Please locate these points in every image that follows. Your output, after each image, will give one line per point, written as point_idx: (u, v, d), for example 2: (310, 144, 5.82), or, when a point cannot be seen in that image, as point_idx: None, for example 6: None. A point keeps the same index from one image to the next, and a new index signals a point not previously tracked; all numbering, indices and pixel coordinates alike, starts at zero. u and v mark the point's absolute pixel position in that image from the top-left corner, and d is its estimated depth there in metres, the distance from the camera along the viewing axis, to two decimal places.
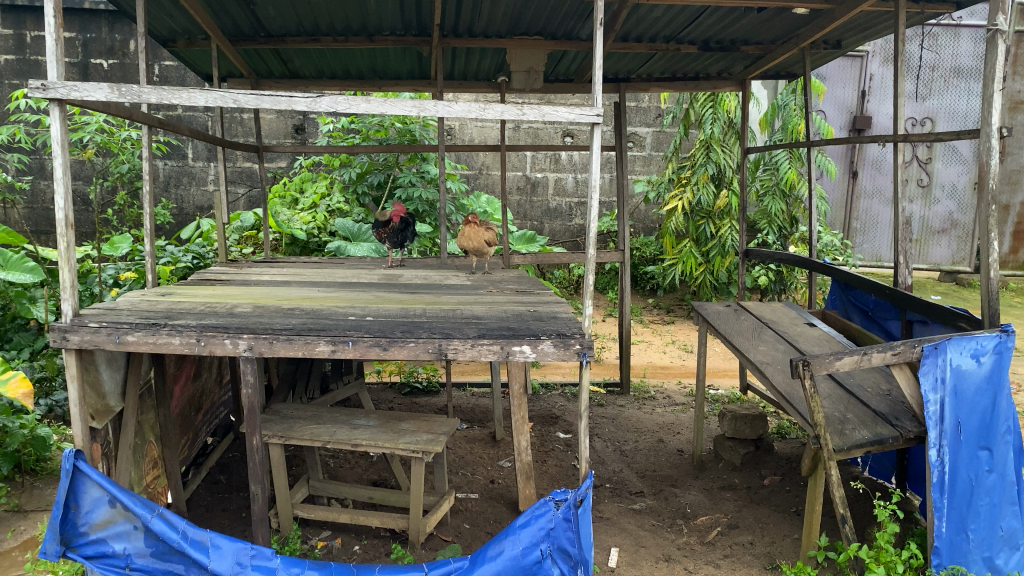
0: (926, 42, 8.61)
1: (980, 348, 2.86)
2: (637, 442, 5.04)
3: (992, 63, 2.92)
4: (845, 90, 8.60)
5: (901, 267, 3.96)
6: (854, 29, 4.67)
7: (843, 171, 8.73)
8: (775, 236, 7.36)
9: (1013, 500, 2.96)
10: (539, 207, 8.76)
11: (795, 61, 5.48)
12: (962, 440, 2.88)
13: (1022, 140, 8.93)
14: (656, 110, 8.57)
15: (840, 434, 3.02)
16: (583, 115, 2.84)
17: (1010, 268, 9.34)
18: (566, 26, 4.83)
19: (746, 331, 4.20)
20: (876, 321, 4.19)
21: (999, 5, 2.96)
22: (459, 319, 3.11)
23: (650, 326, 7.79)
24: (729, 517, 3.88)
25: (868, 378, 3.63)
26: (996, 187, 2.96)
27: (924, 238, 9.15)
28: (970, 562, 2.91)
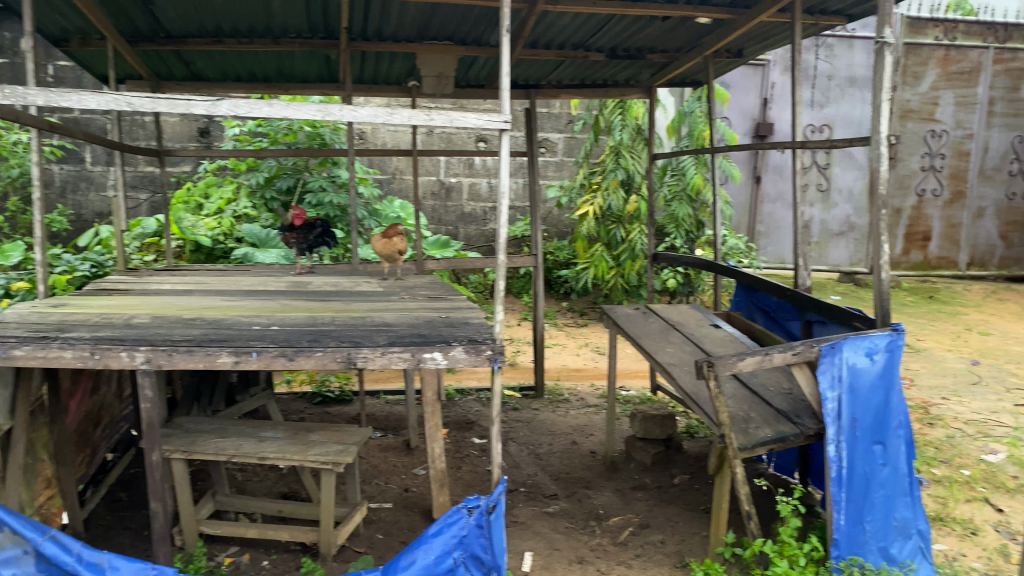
0: (822, 52, 8.99)
1: (873, 346, 2.99)
2: (551, 444, 5.07)
3: (881, 74, 3.06)
4: (747, 98, 8.89)
5: (800, 269, 4.09)
6: (754, 39, 4.82)
7: (747, 176, 9.01)
8: (683, 240, 7.58)
9: (906, 491, 3.10)
10: (454, 213, 8.73)
11: (699, 70, 5.61)
12: (858, 436, 3.00)
13: (911, 147, 9.41)
14: (567, 116, 8.68)
15: (745, 433, 3.12)
16: (491, 122, 2.85)
17: (903, 269, 9.79)
18: (476, 31, 4.83)
19: (654, 333, 4.28)
20: (778, 322, 4.32)
21: (886, 19, 3.10)
22: (369, 327, 3.06)
23: (564, 329, 7.85)
24: (640, 517, 3.95)
25: (770, 378, 3.75)
26: (887, 192, 3.12)
27: (823, 241, 9.49)
28: (867, 552, 3.03)
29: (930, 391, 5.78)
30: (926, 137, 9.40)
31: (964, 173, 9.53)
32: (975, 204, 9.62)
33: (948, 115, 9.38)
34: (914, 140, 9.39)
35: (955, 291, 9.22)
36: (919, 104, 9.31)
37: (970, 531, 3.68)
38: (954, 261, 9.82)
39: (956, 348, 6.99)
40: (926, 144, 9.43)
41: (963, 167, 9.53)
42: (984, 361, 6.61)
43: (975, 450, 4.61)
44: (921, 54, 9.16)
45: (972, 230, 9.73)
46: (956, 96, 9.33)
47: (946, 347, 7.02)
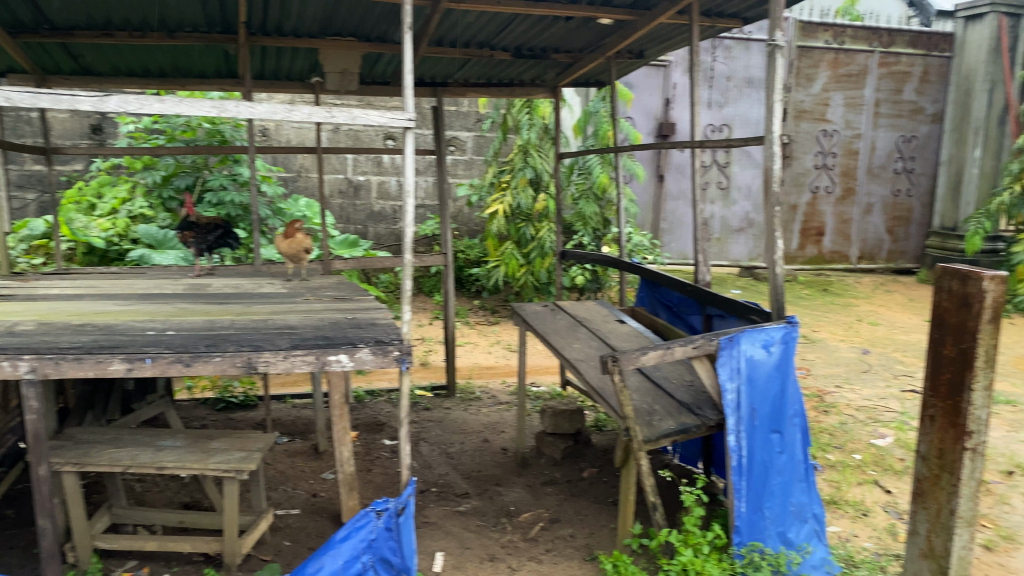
0: (722, 54, 9.27)
1: (769, 338, 3.11)
2: (462, 443, 5.04)
3: (774, 76, 3.17)
4: (651, 98, 9.09)
5: (700, 265, 4.21)
6: (654, 40, 4.92)
7: (650, 175, 9.20)
8: (590, 238, 7.69)
9: (801, 477, 3.24)
10: (362, 211, 8.61)
11: (602, 70, 5.71)
12: (756, 425, 3.10)
13: (806, 146, 9.79)
14: (475, 114, 8.68)
15: (649, 426, 3.19)
16: (394, 120, 2.81)
17: (799, 263, 10.16)
18: (380, 28, 4.79)
19: (562, 329, 4.33)
20: (680, 316, 4.43)
21: (777, 23, 3.21)
22: (271, 330, 2.98)
23: (475, 328, 7.83)
24: (550, 512, 3.99)
25: (673, 371, 3.84)
26: (780, 190, 3.23)
27: (724, 237, 9.79)
28: (767, 537, 3.14)
29: (824, 379, 6.04)
30: (819, 137, 9.81)
31: (854, 171, 10.01)
32: (863, 201, 10.12)
33: (839, 116, 9.82)
34: (808, 139, 9.77)
35: (847, 284, 9.66)
36: (812, 105, 9.69)
37: (861, 512, 3.86)
38: (845, 255, 10.29)
39: (848, 338, 7.32)
40: (819, 143, 9.83)
41: (853, 165, 10.00)
42: (873, 350, 6.95)
43: (866, 435, 4.85)
44: (813, 57, 9.54)
45: (862, 225, 10.22)
46: (845, 98, 9.78)
47: (839, 337, 7.35)
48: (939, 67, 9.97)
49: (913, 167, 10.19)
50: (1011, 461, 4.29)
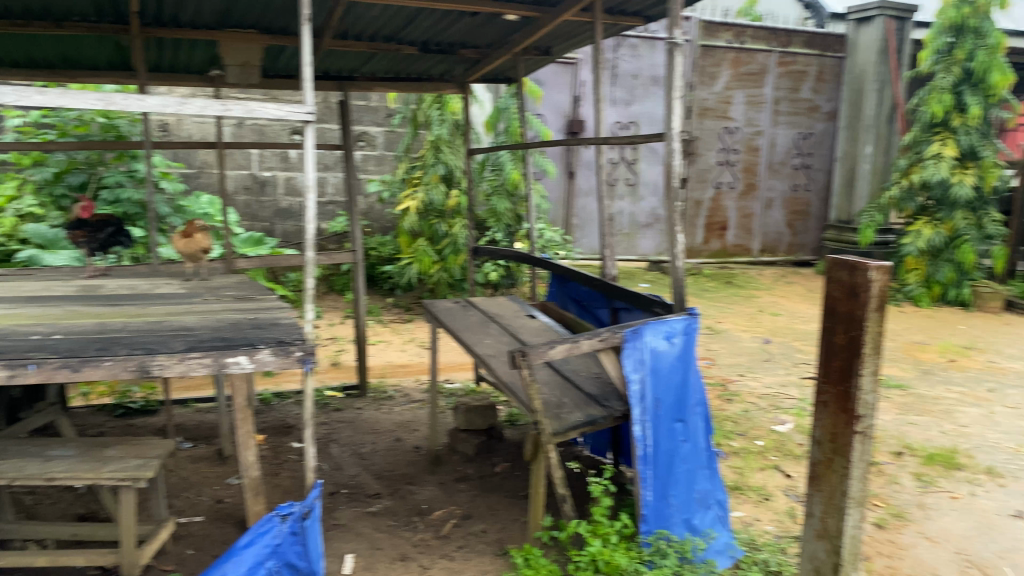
0: (628, 52, 9.43)
1: (671, 330, 3.18)
2: (374, 443, 4.96)
3: (673, 73, 3.23)
4: (560, 95, 9.17)
5: (606, 259, 4.26)
6: (559, 37, 4.96)
7: (562, 172, 9.27)
8: (503, 234, 7.71)
9: (704, 464, 3.33)
10: (269, 208, 8.40)
11: (510, 67, 5.73)
12: (661, 415, 3.17)
13: (710, 143, 10.06)
14: (385, 109, 8.58)
15: (558, 418, 3.22)
16: (294, 112, 2.74)
17: (704, 256, 10.41)
18: (282, 20, 4.66)
19: (472, 325, 4.32)
20: (588, 310, 4.48)
21: (676, 22, 3.28)
22: (166, 332, 2.88)
23: (388, 326, 7.72)
24: (462, 508, 3.99)
25: (581, 364, 3.89)
26: (680, 185, 3.31)
27: (633, 232, 9.97)
28: (672, 524, 3.22)
29: (729, 369, 6.23)
30: (722, 134, 10.09)
31: (755, 167, 10.34)
32: (764, 196, 10.48)
33: (740, 114, 10.12)
34: (711, 136, 10.04)
35: (750, 276, 9.97)
36: (715, 103, 9.95)
37: (763, 497, 4.00)
38: (747, 248, 10.62)
39: (751, 329, 7.56)
40: (721, 140, 10.12)
41: (754, 161, 10.33)
42: (774, 339, 7.20)
43: (767, 422, 5.02)
44: (716, 56, 9.79)
45: (763, 220, 10.57)
46: (746, 96, 10.09)
47: (742, 327, 7.58)
48: (833, 67, 10.40)
49: (810, 163, 10.60)
50: (901, 442, 4.51)
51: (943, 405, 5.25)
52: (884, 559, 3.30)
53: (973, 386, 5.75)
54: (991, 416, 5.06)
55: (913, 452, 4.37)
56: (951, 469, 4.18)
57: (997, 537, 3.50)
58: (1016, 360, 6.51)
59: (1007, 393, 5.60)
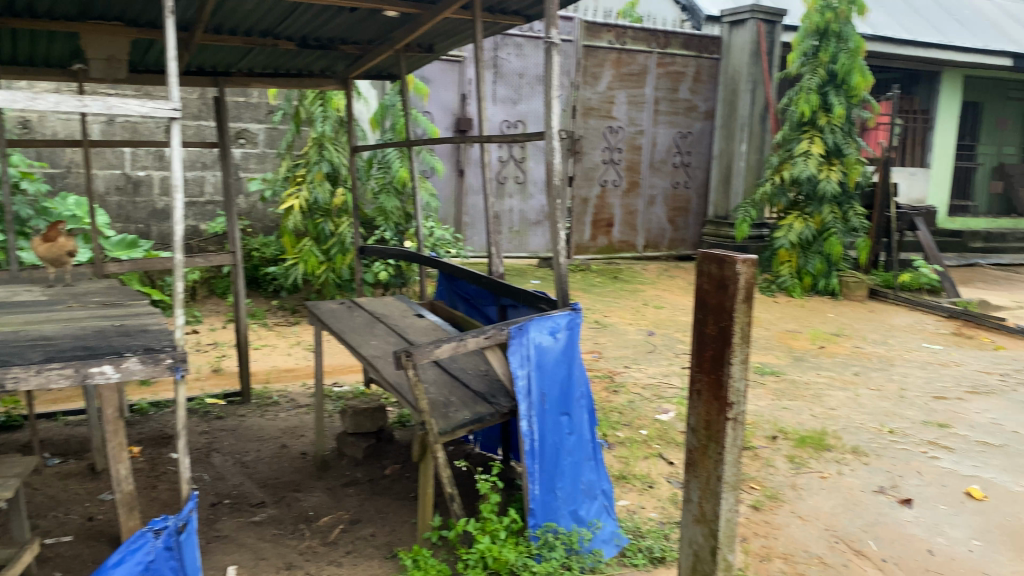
0: (514, 50, 9.50)
1: (556, 325, 3.22)
2: (258, 451, 4.81)
3: (551, 72, 3.27)
4: (447, 93, 9.15)
5: (493, 257, 4.27)
6: (441, 35, 4.93)
7: (450, 170, 9.26)
8: (392, 232, 7.62)
9: (590, 455, 3.39)
10: (143, 209, 8.02)
11: (392, 63, 5.68)
12: (546, 409, 3.20)
13: (595, 141, 10.26)
14: (266, 106, 8.33)
15: (445, 417, 3.20)
16: (158, 109, 2.63)
17: (592, 253, 10.59)
18: (149, 12, 4.45)
19: (358, 327, 4.25)
20: (476, 308, 4.48)
21: (552, 21, 3.32)
22: (23, 342, 2.69)
23: (274, 329, 7.49)
24: (351, 513, 3.92)
25: (469, 362, 3.89)
26: (560, 182, 3.35)
27: (523, 230, 10.05)
28: (559, 517, 3.26)
29: (615, 361, 6.37)
30: (606, 133, 10.31)
31: (638, 165, 10.62)
32: (647, 193, 10.77)
33: (623, 113, 10.37)
34: (596, 135, 10.24)
35: (636, 271, 10.23)
36: (598, 102, 10.16)
37: (648, 484, 4.11)
38: (632, 244, 10.87)
39: (636, 321, 7.77)
40: (606, 139, 10.33)
41: (636, 160, 10.60)
42: (658, 331, 7.42)
43: (651, 411, 5.18)
44: (598, 56, 10.00)
45: (647, 216, 10.87)
46: (628, 96, 10.34)
47: (628, 321, 7.78)
48: (709, 68, 10.79)
49: (690, 161, 10.98)
50: (775, 427, 4.73)
51: (813, 389, 5.54)
52: (760, 540, 3.44)
53: (840, 370, 6.09)
54: (856, 398, 5.37)
55: (786, 436, 4.59)
56: (821, 450, 4.41)
57: (862, 512, 3.72)
58: (878, 345, 6.93)
59: (870, 376, 5.97)
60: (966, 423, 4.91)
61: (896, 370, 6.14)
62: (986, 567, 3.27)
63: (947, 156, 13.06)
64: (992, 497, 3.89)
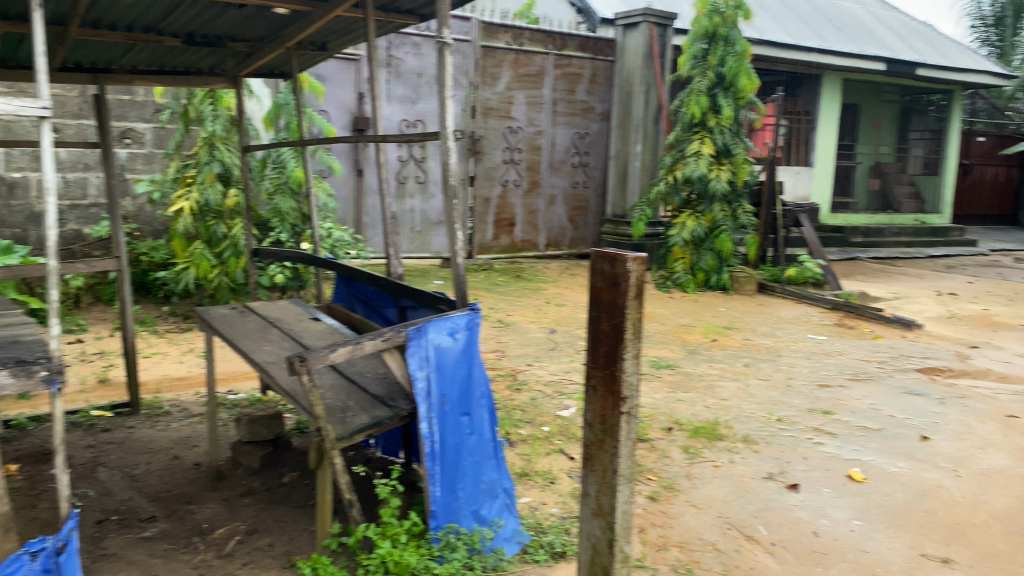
0: (412, 50, 9.44)
1: (455, 326, 3.21)
2: (148, 464, 4.62)
3: (444, 73, 3.26)
4: (343, 91, 9.01)
5: (391, 258, 4.23)
6: (334, 33, 4.85)
7: (348, 170, 9.13)
8: (288, 234, 7.45)
9: (490, 455, 3.40)
10: (20, 213, 7.57)
11: (284, 61, 5.56)
12: (447, 410, 3.20)
13: (495, 141, 10.30)
14: (153, 104, 8.00)
15: (342, 423, 3.15)
16: (27, 108, 2.49)
17: (494, 252, 10.61)
18: (19, 5, 4.21)
19: (252, 332, 4.13)
20: (375, 310, 4.43)
21: (445, 21, 3.31)
22: None
23: (165, 336, 7.19)
24: (247, 524, 3.81)
25: (367, 365, 3.84)
26: (457, 182, 3.35)
27: (424, 230, 10.00)
28: (461, 518, 3.26)
29: (517, 359, 6.41)
30: (506, 133, 10.36)
31: (538, 165, 10.72)
32: (547, 193, 10.89)
33: (522, 114, 10.45)
34: (496, 135, 10.28)
35: (538, 270, 10.32)
36: (497, 103, 10.21)
37: (549, 480, 4.16)
38: (534, 243, 10.97)
39: (538, 320, 7.84)
40: (505, 139, 10.39)
41: (536, 160, 10.71)
42: (559, 329, 7.51)
43: (552, 408, 5.24)
44: (496, 57, 10.05)
45: (547, 215, 10.99)
46: (526, 97, 10.43)
47: (529, 319, 7.84)
48: (604, 70, 11.03)
49: (588, 161, 11.18)
50: (670, 419, 4.87)
51: (706, 381, 5.73)
52: (657, 529, 3.54)
53: (732, 361, 6.32)
54: (746, 388, 5.59)
55: (681, 427, 4.73)
56: (714, 439, 4.56)
57: (752, 498, 3.87)
58: (767, 337, 7.23)
59: (759, 366, 6.21)
60: (847, 409, 5.18)
61: (784, 360, 6.42)
62: (865, 545, 3.46)
63: (829, 156, 13.73)
64: (871, 478, 4.11)
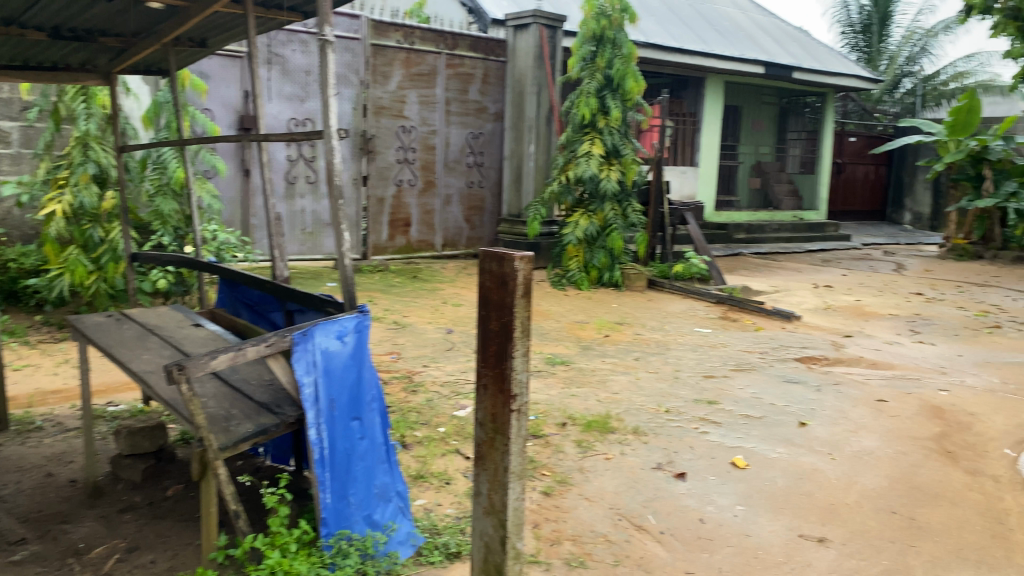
0: (300, 47, 9.24)
1: (343, 329, 3.16)
2: (19, 483, 4.35)
3: (326, 72, 3.20)
4: (228, 90, 8.73)
5: (277, 261, 4.13)
6: (213, 29, 4.70)
7: (235, 170, 8.86)
8: (171, 237, 7.19)
9: (383, 458, 3.37)
10: None
11: (160, 58, 5.34)
12: (336, 415, 3.14)
13: (388, 140, 10.21)
14: (20, 102, 7.54)
15: (226, 432, 3.06)
16: None
17: (390, 253, 10.51)
18: None
19: (129, 341, 3.95)
20: (261, 315, 4.31)
21: (326, 19, 3.25)
22: None
23: (37, 347, 6.77)
24: (127, 541, 3.65)
25: (251, 372, 3.73)
26: (342, 183, 3.30)
27: (316, 231, 9.81)
28: (353, 523, 3.21)
29: (413, 361, 6.37)
30: (398, 132, 10.27)
31: (432, 164, 10.67)
32: (443, 193, 10.86)
33: (414, 113, 10.39)
34: (388, 134, 10.19)
35: (435, 270, 10.28)
36: (389, 101, 10.11)
37: (445, 481, 4.15)
38: (430, 243, 10.91)
39: (434, 320, 7.81)
40: (398, 138, 10.30)
41: (430, 160, 10.66)
42: (456, 329, 7.50)
43: (448, 408, 5.24)
44: (387, 55, 9.96)
45: (443, 215, 10.96)
46: (419, 96, 10.37)
47: (426, 320, 7.80)
48: (496, 70, 11.09)
49: (482, 161, 11.20)
50: (564, 414, 4.94)
51: (598, 376, 5.85)
52: (550, 524, 3.58)
53: (623, 356, 6.47)
54: (636, 381, 5.74)
55: (574, 421, 4.81)
56: (605, 433, 4.66)
57: (642, 488, 3.97)
58: (657, 331, 7.44)
59: (649, 360, 6.39)
60: (731, 398, 5.39)
61: (672, 353, 6.63)
62: (747, 529, 3.61)
63: (713, 156, 14.24)
64: (752, 465, 4.29)
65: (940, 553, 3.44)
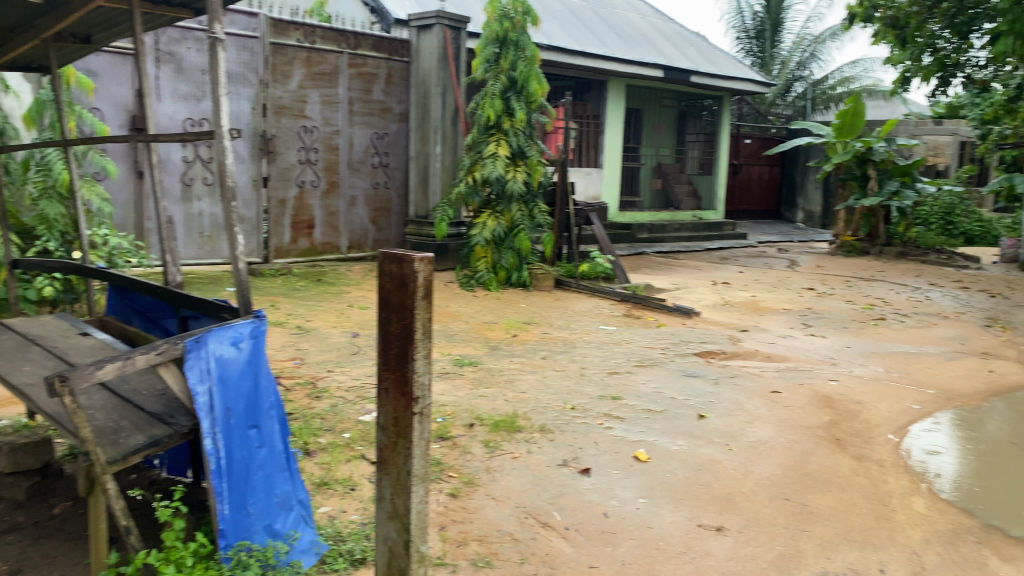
0: (195, 45, 8.95)
1: (237, 335, 3.09)
2: None
3: (216, 70, 3.11)
4: (119, 89, 8.38)
5: (169, 265, 3.98)
6: (97, 25, 4.50)
7: (127, 172, 8.50)
8: (57, 242, 6.85)
9: (283, 466, 3.30)
10: None
11: (40, 55, 5.08)
12: (232, 424, 3.06)
13: (290, 140, 10.01)
14: None
15: (115, 445, 2.94)
16: None
17: (293, 256, 10.29)
18: None
19: (7, 352, 3.75)
20: (153, 322, 4.16)
21: (216, 16, 3.16)
22: None
23: None
24: (9, 563, 3.45)
25: (142, 382, 3.60)
26: (235, 184, 3.21)
27: (215, 234, 9.51)
28: (252, 534, 3.13)
29: (318, 366, 6.26)
30: (300, 132, 10.07)
31: (336, 165, 10.50)
32: (347, 194, 10.71)
33: (316, 113, 10.20)
34: (290, 135, 9.98)
35: (340, 273, 10.12)
36: (290, 101, 9.91)
37: (349, 488, 4.09)
38: (335, 245, 10.74)
39: (340, 324, 7.69)
40: (300, 139, 10.09)
41: (334, 160, 10.49)
42: (361, 333, 7.41)
43: (354, 413, 5.17)
44: (286, 54, 9.77)
45: (348, 217, 10.80)
46: (321, 96, 10.20)
47: (331, 324, 7.67)
48: (400, 70, 10.99)
49: (388, 161, 11.08)
50: (471, 415, 4.94)
51: (506, 376, 5.88)
52: (457, 526, 3.58)
53: (530, 355, 6.52)
54: (543, 379, 5.80)
55: (482, 422, 4.82)
56: (512, 432, 4.69)
57: (547, 486, 4.01)
58: (563, 330, 7.53)
59: (555, 358, 6.47)
60: (634, 394, 5.51)
61: (577, 351, 6.73)
62: (650, 521, 3.69)
63: (616, 157, 14.52)
64: (654, 458, 4.39)
65: (829, 537, 3.60)
